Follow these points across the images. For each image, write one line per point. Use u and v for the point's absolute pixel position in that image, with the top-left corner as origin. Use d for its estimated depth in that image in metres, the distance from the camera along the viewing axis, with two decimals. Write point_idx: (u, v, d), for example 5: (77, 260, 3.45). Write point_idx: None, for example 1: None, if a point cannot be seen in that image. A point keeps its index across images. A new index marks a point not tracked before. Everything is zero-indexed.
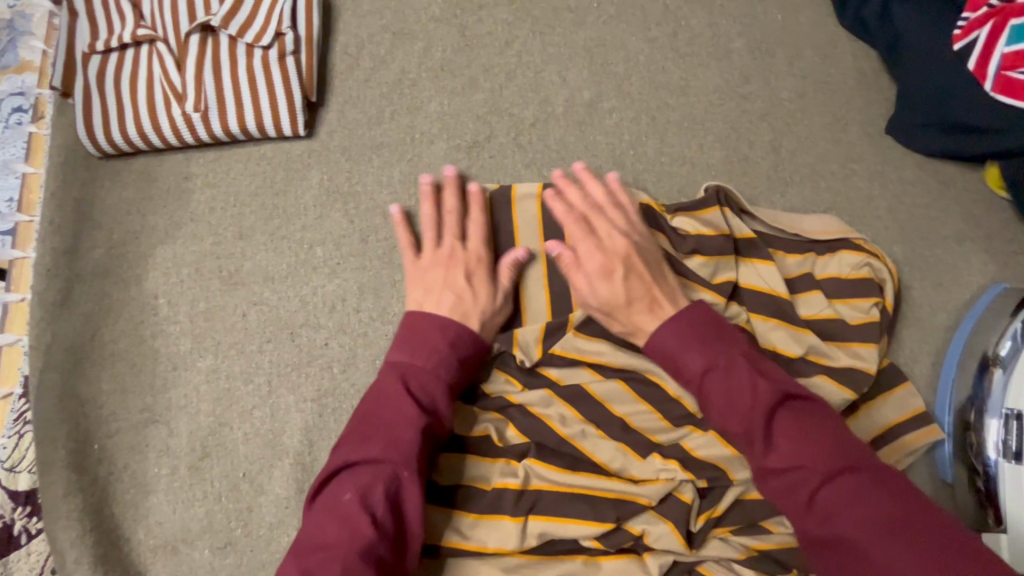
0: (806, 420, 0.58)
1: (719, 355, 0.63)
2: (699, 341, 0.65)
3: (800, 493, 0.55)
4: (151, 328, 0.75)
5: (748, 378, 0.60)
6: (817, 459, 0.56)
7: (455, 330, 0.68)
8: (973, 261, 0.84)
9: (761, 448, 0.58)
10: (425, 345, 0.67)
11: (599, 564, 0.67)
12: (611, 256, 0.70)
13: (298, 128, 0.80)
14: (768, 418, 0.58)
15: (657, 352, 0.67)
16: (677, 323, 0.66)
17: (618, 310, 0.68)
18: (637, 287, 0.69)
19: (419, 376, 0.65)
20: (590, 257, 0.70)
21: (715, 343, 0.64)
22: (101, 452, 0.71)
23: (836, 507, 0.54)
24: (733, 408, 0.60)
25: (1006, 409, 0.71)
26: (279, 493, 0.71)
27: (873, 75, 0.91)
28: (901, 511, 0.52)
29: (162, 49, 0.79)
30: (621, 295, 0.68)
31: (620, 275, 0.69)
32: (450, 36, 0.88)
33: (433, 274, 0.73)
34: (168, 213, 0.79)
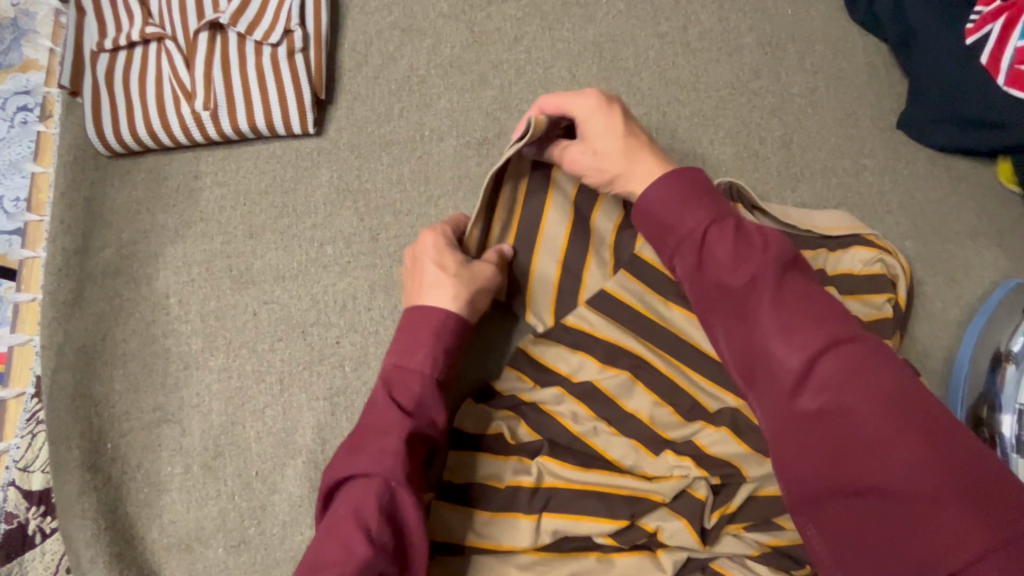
0: (812, 289, 0.51)
1: (726, 214, 0.56)
2: (700, 197, 0.57)
3: (794, 360, 0.47)
4: (163, 327, 0.75)
5: (759, 239, 0.53)
6: (819, 324, 0.48)
7: (432, 321, 0.65)
8: (986, 256, 0.84)
9: (761, 306, 0.50)
10: (409, 345, 0.64)
11: (613, 561, 0.67)
12: (608, 101, 0.67)
13: (307, 126, 0.80)
14: (772, 277, 0.51)
15: (648, 207, 0.59)
16: (680, 178, 0.59)
17: (614, 148, 0.64)
18: (635, 134, 0.66)
19: (404, 380, 0.63)
20: (579, 102, 0.67)
21: (716, 205, 0.57)
22: (115, 451, 0.71)
23: (834, 378, 0.46)
24: (735, 262, 0.52)
25: (1020, 405, 0.73)
26: (292, 492, 0.71)
27: (884, 69, 0.90)
28: (905, 392, 0.45)
29: (171, 47, 0.78)
30: (618, 133, 0.65)
31: (620, 118, 0.66)
32: (458, 33, 0.88)
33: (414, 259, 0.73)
34: (177, 212, 0.79)
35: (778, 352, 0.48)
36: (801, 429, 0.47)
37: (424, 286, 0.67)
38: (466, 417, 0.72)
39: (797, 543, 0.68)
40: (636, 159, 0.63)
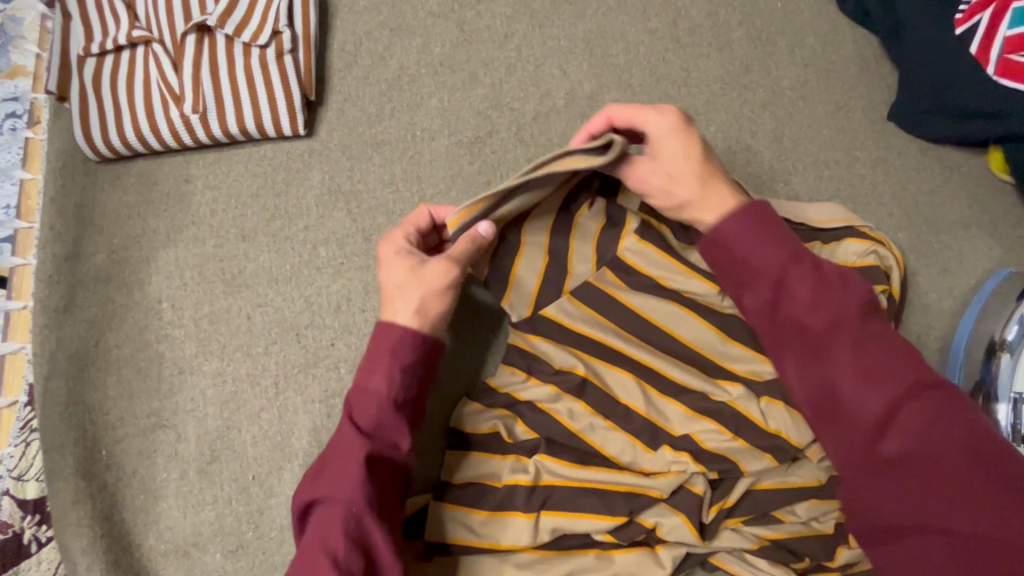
0: (890, 337, 0.54)
1: (803, 256, 0.58)
2: (771, 231, 0.59)
3: (872, 407, 0.52)
4: (156, 333, 0.75)
5: (841, 284, 0.56)
6: (897, 373, 0.52)
7: (390, 337, 0.61)
8: (978, 246, 0.84)
9: (840, 352, 0.54)
10: (367, 366, 0.62)
11: (612, 558, 0.67)
12: (686, 122, 0.63)
13: (298, 128, 0.79)
14: (852, 322, 0.54)
15: (717, 238, 0.60)
16: (751, 211, 0.60)
17: (690, 174, 0.62)
18: (711, 161, 0.63)
19: (361, 399, 0.61)
20: (658, 121, 0.62)
21: (789, 240, 0.58)
22: (109, 458, 0.71)
23: (915, 425, 0.51)
24: (819, 308, 0.55)
25: (1015, 393, 0.73)
26: (289, 495, 0.71)
27: (874, 61, 0.90)
28: (978, 439, 0.50)
29: (158, 50, 0.77)
30: (692, 155, 0.62)
31: (697, 141, 0.63)
32: (448, 31, 0.87)
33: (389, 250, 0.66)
34: (169, 216, 0.78)
35: (857, 398, 0.53)
36: (884, 471, 0.52)
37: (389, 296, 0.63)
38: (463, 417, 0.72)
39: (798, 537, 0.69)
40: (711, 188, 0.62)
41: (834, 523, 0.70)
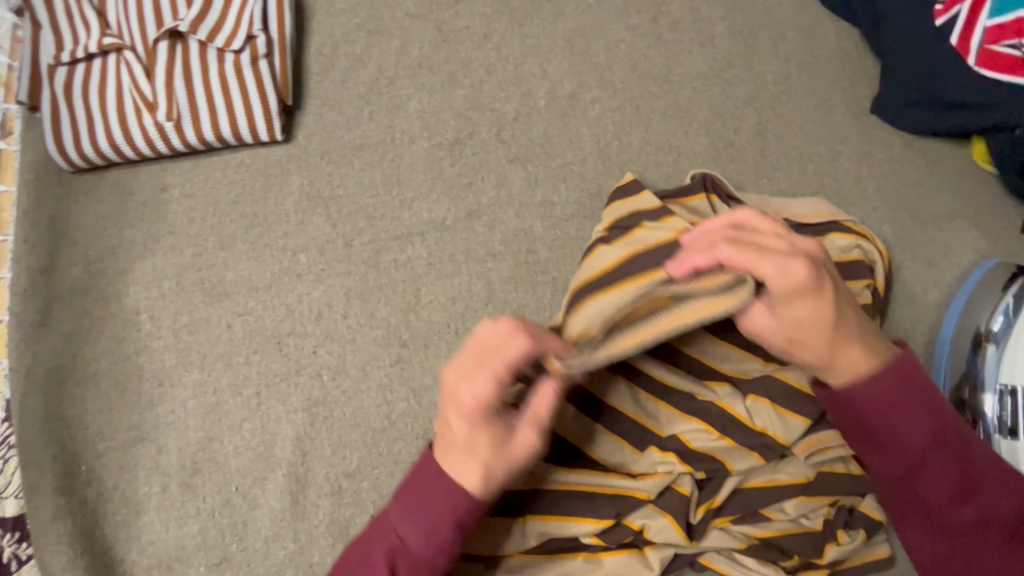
0: None
1: (944, 429, 0.57)
2: (920, 408, 0.57)
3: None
4: (135, 344, 0.74)
5: (986, 474, 0.57)
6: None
7: (453, 507, 0.54)
8: (963, 238, 0.84)
9: (985, 544, 0.57)
10: (428, 522, 0.54)
11: (600, 560, 0.67)
12: (817, 267, 0.53)
13: (275, 134, 0.79)
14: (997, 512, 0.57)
15: (857, 404, 0.57)
16: (896, 378, 0.57)
17: (823, 343, 0.54)
18: (845, 308, 0.55)
19: (410, 559, 0.54)
20: (793, 272, 0.52)
21: (937, 414, 0.57)
22: (89, 473, 0.70)
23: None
24: (961, 494, 0.57)
25: (1002, 385, 0.72)
26: (273, 506, 0.70)
27: (856, 53, 0.90)
28: None
29: (130, 57, 0.76)
30: (823, 315, 0.53)
31: (830, 293, 0.53)
32: (427, 33, 0.86)
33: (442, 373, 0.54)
34: (145, 226, 0.77)
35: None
36: None
37: (461, 452, 0.53)
38: None
39: (787, 535, 0.68)
40: (844, 355, 0.55)
41: (823, 520, 0.69)
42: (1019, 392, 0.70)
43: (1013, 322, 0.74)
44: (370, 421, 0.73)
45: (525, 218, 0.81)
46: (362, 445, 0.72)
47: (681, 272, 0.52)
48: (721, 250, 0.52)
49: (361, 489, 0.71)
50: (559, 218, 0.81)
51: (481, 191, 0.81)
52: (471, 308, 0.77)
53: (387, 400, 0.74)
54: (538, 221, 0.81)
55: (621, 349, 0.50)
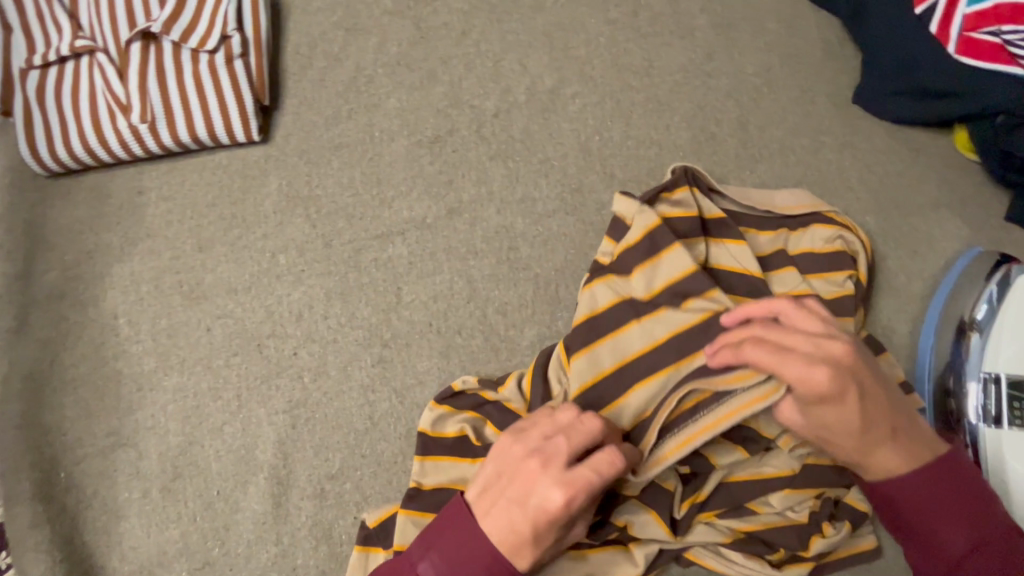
0: None
1: (986, 534, 0.58)
2: (959, 510, 0.59)
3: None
4: (114, 350, 0.73)
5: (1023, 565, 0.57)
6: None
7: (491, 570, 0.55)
8: (947, 227, 0.83)
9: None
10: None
11: (586, 557, 0.66)
12: (843, 375, 0.56)
13: (252, 134, 0.78)
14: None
15: (892, 500, 0.60)
16: (936, 480, 0.59)
17: (852, 445, 0.58)
18: (874, 408, 0.57)
19: None
20: (821, 378, 0.56)
21: (980, 518, 0.59)
22: (69, 480, 0.69)
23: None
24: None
25: (985, 373, 0.72)
26: (255, 509, 0.69)
27: (838, 43, 0.89)
28: None
29: (103, 59, 0.75)
30: (859, 419, 0.57)
31: (855, 400, 0.56)
32: (405, 30, 0.86)
33: (514, 460, 0.58)
34: (122, 230, 0.77)
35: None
36: None
37: (519, 529, 0.56)
38: (429, 420, 0.69)
39: (772, 528, 0.68)
40: (875, 457, 0.59)
41: (810, 512, 0.69)
42: (1002, 379, 0.71)
43: (996, 311, 0.74)
44: (352, 422, 0.72)
45: (506, 214, 0.80)
46: (344, 446, 0.72)
47: (722, 381, 0.61)
48: (748, 352, 0.58)
49: (344, 490, 0.70)
50: (540, 215, 0.80)
51: (461, 188, 0.81)
52: (452, 307, 0.77)
53: (369, 401, 0.73)
54: (520, 218, 0.80)
55: (673, 454, 0.63)
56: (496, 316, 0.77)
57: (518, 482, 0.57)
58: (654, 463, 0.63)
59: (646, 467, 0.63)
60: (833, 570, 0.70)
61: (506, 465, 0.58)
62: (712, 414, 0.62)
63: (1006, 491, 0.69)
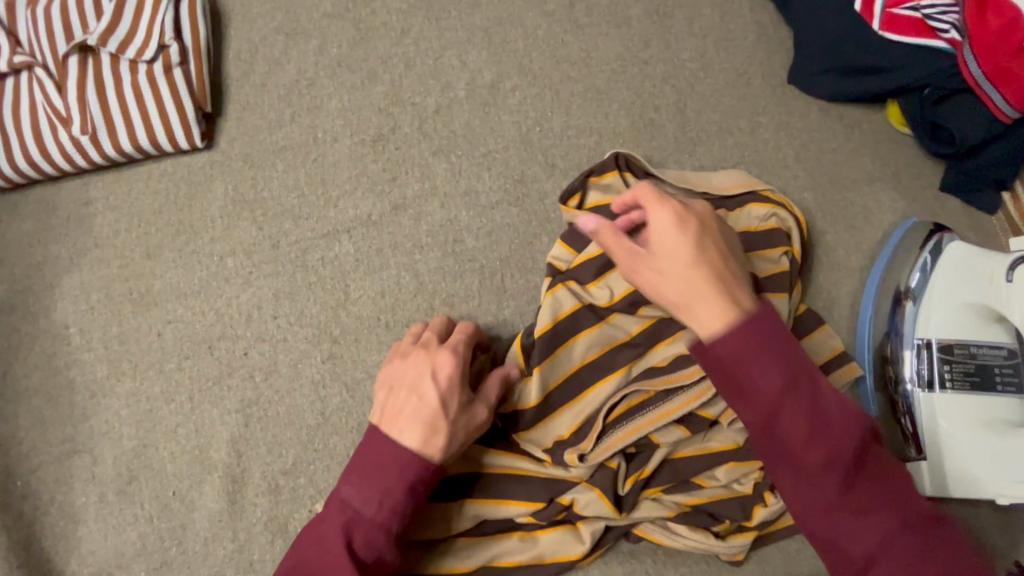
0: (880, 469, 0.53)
1: (801, 375, 0.53)
2: (781, 354, 0.53)
3: (865, 538, 0.52)
4: (65, 358, 0.74)
5: (840, 421, 0.52)
6: (887, 503, 0.52)
7: (406, 466, 0.58)
8: (883, 199, 0.85)
9: (835, 490, 0.52)
10: (378, 484, 0.58)
11: (536, 538, 0.69)
12: (683, 214, 0.60)
13: (194, 141, 0.79)
14: (848, 458, 0.52)
15: (715, 356, 0.54)
16: (755, 328, 0.53)
17: (682, 273, 0.57)
18: (712, 256, 0.59)
19: (363, 522, 0.57)
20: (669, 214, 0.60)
21: (797, 359, 0.54)
22: (25, 488, 0.70)
23: (896, 553, 0.51)
24: (813, 443, 0.52)
25: (919, 340, 0.75)
26: (211, 507, 0.71)
27: (771, 26, 0.91)
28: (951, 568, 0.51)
29: (41, 74, 0.77)
30: (694, 258, 0.58)
31: (690, 234, 0.59)
32: (345, 31, 0.87)
33: (403, 374, 0.64)
34: (71, 241, 0.78)
35: (852, 529, 0.52)
36: None
37: (425, 416, 0.60)
38: None
39: (717, 501, 0.70)
40: (699, 292, 0.56)
41: (754, 484, 0.70)
42: (933, 345, 0.74)
43: (929, 279, 0.77)
44: (303, 418, 0.74)
45: (450, 208, 0.82)
46: (297, 441, 0.73)
47: (663, 381, 0.68)
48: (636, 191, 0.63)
49: (298, 485, 0.72)
50: (483, 207, 0.82)
51: (405, 184, 0.82)
52: (400, 301, 0.78)
53: (320, 397, 0.74)
54: (463, 211, 0.82)
55: (621, 442, 0.68)
56: (443, 308, 0.78)
57: (408, 380, 0.63)
58: (599, 457, 0.68)
59: (593, 458, 0.68)
60: (779, 538, 0.72)
61: (395, 381, 0.64)
62: (652, 412, 0.68)
63: (941, 451, 0.71)
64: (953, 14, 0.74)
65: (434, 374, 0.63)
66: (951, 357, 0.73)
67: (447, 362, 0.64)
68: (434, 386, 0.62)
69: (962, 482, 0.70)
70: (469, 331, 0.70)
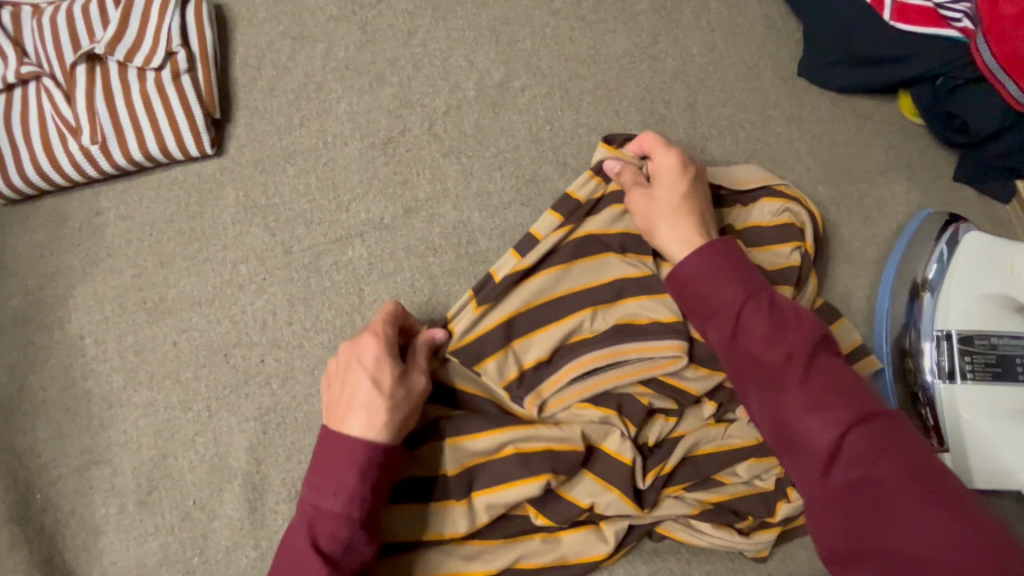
0: (841, 369, 0.56)
1: (760, 288, 0.60)
2: (740, 271, 0.61)
3: (829, 432, 0.52)
4: (81, 369, 0.74)
5: (794, 320, 0.58)
6: (851, 402, 0.53)
7: (354, 452, 0.58)
8: (897, 191, 0.85)
9: (794, 382, 0.55)
10: (331, 479, 0.58)
11: (559, 539, 0.69)
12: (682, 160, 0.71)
13: (204, 148, 0.79)
14: (807, 357, 0.55)
15: (682, 276, 0.63)
16: (719, 250, 0.62)
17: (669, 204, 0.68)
18: (694, 197, 0.69)
19: (325, 518, 0.57)
20: (656, 151, 0.72)
21: (755, 276, 0.61)
22: (45, 500, 0.70)
23: (861, 446, 0.51)
24: (771, 339, 0.56)
25: (938, 331, 0.74)
26: (231, 515, 0.70)
27: (780, 19, 0.91)
28: (924, 462, 0.51)
29: (50, 84, 0.77)
30: (679, 203, 0.68)
31: (683, 179, 0.70)
32: (352, 34, 0.87)
33: (336, 366, 0.64)
34: (83, 251, 0.78)
35: (816, 423, 0.53)
36: (837, 498, 0.51)
37: (358, 401, 0.60)
38: None
39: (739, 497, 0.70)
40: (678, 222, 0.67)
41: (776, 479, 0.70)
42: (953, 336, 0.73)
43: (947, 270, 0.76)
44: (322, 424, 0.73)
45: (463, 209, 0.81)
46: None
47: (633, 351, 0.69)
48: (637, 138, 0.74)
49: None
50: (495, 207, 0.81)
51: (416, 186, 0.82)
52: (415, 304, 0.78)
53: None
54: (476, 212, 0.81)
55: (593, 412, 0.69)
56: None
57: (339, 373, 0.63)
58: (570, 419, 0.70)
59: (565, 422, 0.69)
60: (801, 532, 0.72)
61: (330, 376, 0.65)
62: (618, 371, 0.69)
63: (964, 443, 0.71)
64: (964, 4, 0.75)
65: (360, 360, 0.63)
66: (972, 349, 0.73)
67: (371, 343, 0.64)
68: (361, 371, 0.62)
69: (985, 474, 0.70)
70: (395, 313, 0.69)
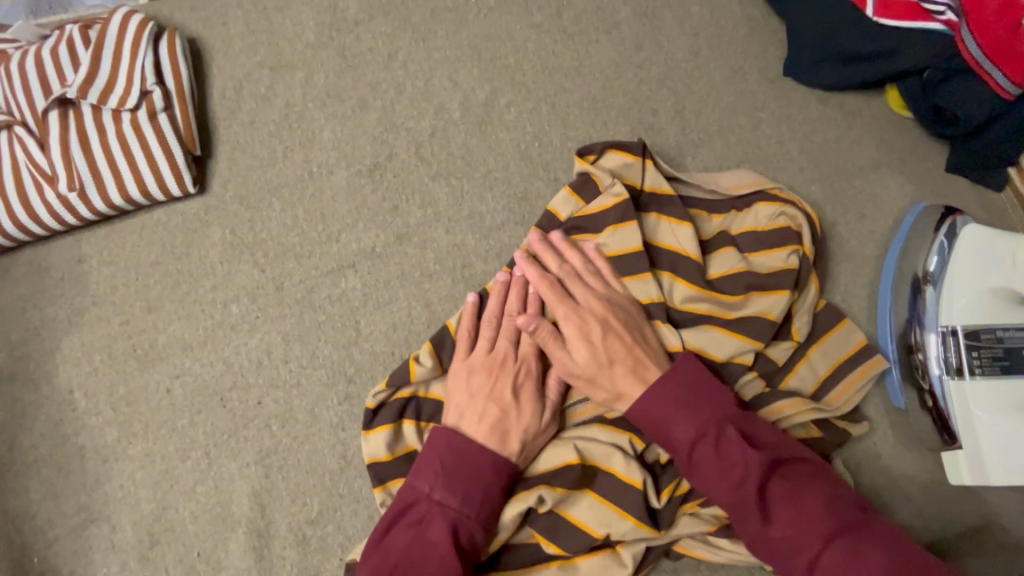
0: (798, 485, 0.57)
1: (707, 420, 0.61)
2: (688, 404, 0.62)
3: (805, 558, 0.54)
4: (73, 424, 0.72)
5: (740, 448, 0.59)
6: (816, 526, 0.54)
7: (499, 469, 0.63)
8: (891, 185, 0.84)
9: (756, 519, 0.56)
10: (478, 484, 0.62)
11: (576, 565, 0.67)
12: (580, 317, 0.67)
13: (186, 187, 0.77)
14: (761, 490, 0.57)
15: (637, 419, 0.64)
16: (661, 387, 0.63)
17: (592, 364, 0.65)
18: (612, 345, 0.66)
19: (465, 518, 0.61)
20: (547, 295, 0.70)
21: (704, 405, 0.62)
22: (43, 563, 0.68)
23: (837, 569, 0.52)
24: (724, 479, 0.58)
25: (943, 326, 0.74)
26: (238, 566, 0.68)
27: (762, 18, 0.90)
28: (902, 568, 0.50)
29: (22, 132, 0.75)
30: (600, 363, 0.65)
31: (596, 333, 0.66)
32: (331, 60, 0.85)
33: (479, 381, 0.67)
34: (67, 301, 0.75)
35: (786, 552, 0.55)
36: None
37: (504, 427, 0.65)
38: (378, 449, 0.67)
39: None
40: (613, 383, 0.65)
41: None
42: (959, 331, 0.73)
43: (948, 262, 0.75)
44: (326, 463, 0.71)
45: (456, 232, 0.80)
46: (321, 489, 0.71)
47: None
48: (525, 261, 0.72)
49: (326, 533, 0.69)
50: (488, 228, 0.80)
51: (407, 213, 0.80)
52: (411, 334, 0.76)
53: (340, 440, 0.72)
54: (469, 235, 0.80)
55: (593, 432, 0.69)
56: None
57: (486, 393, 0.66)
58: (567, 435, 0.69)
59: (560, 439, 0.69)
60: None
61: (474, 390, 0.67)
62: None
63: (978, 439, 0.70)
64: None
65: (513, 390, 0.67)
66: (979, 343, 0.72)
67: (519, 375, 0.68)
68: (510, 402, 0.66)
69: (1003, 470, 0.69)
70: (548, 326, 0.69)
